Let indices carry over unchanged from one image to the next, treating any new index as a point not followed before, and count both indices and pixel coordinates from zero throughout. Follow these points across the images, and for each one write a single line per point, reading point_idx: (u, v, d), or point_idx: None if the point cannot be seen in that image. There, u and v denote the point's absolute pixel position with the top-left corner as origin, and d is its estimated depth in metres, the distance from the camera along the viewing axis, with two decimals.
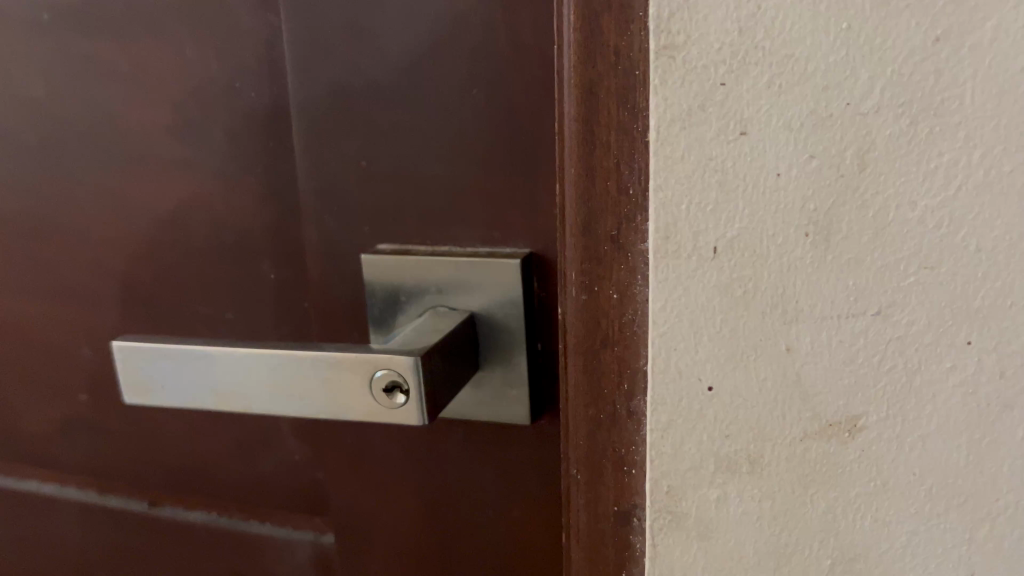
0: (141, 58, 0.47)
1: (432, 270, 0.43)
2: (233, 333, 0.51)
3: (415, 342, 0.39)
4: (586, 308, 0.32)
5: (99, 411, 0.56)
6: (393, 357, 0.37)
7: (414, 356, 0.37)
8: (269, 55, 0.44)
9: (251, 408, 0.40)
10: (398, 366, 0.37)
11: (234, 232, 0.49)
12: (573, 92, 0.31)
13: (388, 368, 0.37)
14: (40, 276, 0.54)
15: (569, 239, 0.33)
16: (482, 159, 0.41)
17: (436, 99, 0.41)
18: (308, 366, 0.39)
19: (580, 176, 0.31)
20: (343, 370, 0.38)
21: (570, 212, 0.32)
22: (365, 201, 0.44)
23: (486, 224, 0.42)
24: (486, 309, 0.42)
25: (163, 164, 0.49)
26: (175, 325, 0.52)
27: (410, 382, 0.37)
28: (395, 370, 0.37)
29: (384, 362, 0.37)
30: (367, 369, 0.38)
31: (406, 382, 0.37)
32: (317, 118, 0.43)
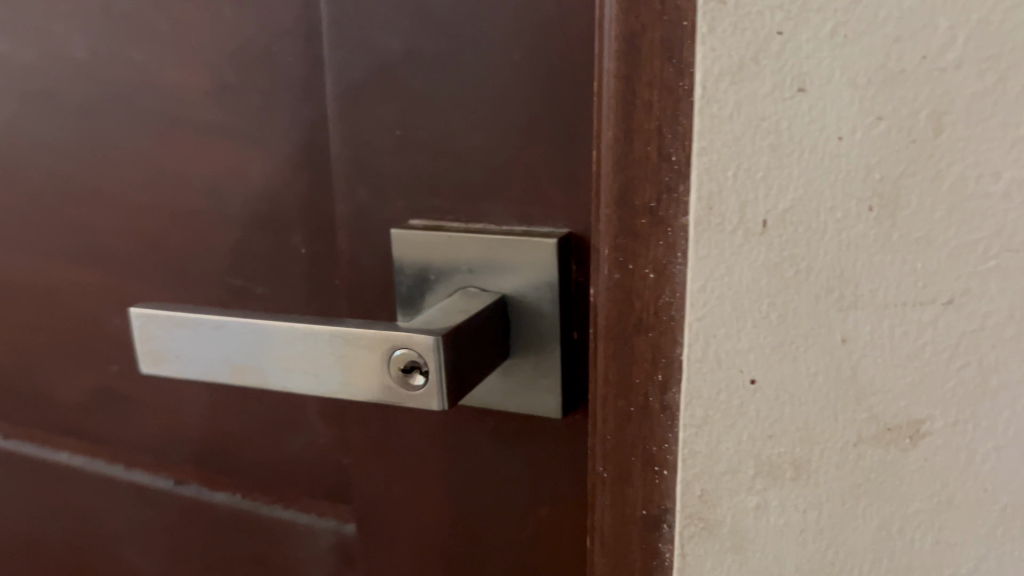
0: (181, 19, 0.45)
1: (465, 247, 0.40)
2: (263, 308, 0.49)
3: (439, 321, 0.36)
4: (618, 288, 0.29)
5: (132, 384, 0.55)
6: (413, 335, 0.35)
7: (436, 336, 0.34)
8: (307, 19, 0.42)
9: (266, 384, 0.38)
10: (418, 345, 0.34)
11: (268, 205, 0.47)
12: (614, 47, 0.28)
13: (407, 347, 0.35)
14: (80, 243, 0.53)
15: (602, 213, 0.30)
16: (520, 131, 0.38)
17: (475, 65, 0.38)
18: (326, 341, 0.36)
19: (619, 141, 0.28)
20: (362, 347, 0.36)
21: (606, 181, 0.29)
22: (399, 172, 0.41)
23: (523, 201, 0.39)
24: (519, 292, 0.39)
25: (201, 130, 0.47)
26: (206, 299, 0.51)
27: (430, 364, 0.34)
28: (415, 349, 0.35)
29: (404, 341, 0.35)
30: (386, 347, 0.35)
31: (426, 363, 0.35)
32: (354, 83, 0.41)
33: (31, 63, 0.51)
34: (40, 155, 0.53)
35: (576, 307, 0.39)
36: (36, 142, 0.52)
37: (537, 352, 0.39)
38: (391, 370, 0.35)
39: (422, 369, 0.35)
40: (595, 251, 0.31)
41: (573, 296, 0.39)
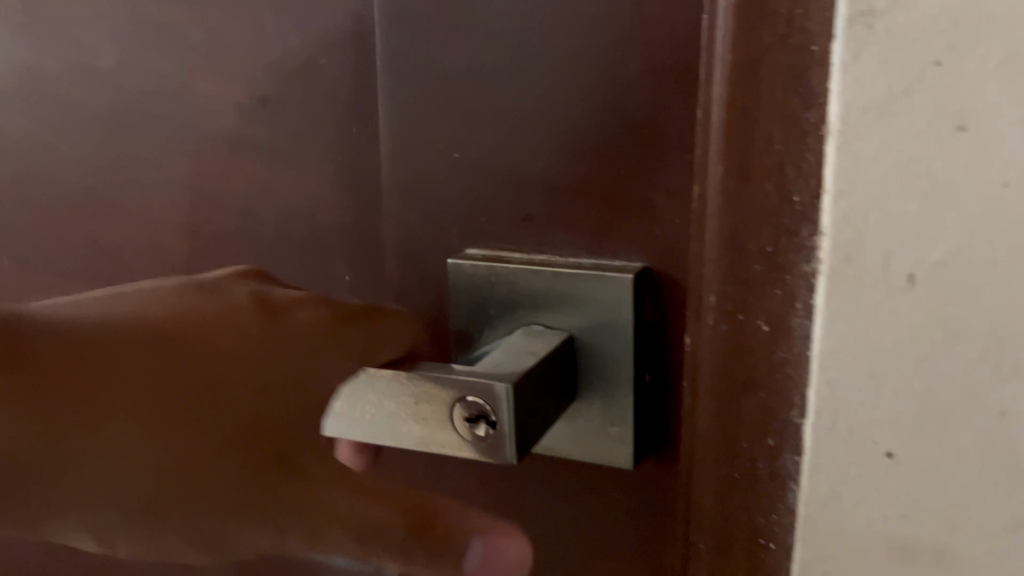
0: (218, 28, 0.42)
1: (529, 281, 0.37)
2: None
3: (506, 366, 0.33)
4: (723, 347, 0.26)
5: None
6: (479, 382, 0.31)
7: (505, 383, 0.31)
8: (355, 29, 0.39)
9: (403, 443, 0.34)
10: (485, 394, 0.31)
11: (306, 227, 0.43)
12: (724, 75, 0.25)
13: (473, 395, 0.32)
14: (103, 265, 0.50)
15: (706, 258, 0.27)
16: (591, 155, 0.35)
17: (544, 83, 0.35)
18: (382, 385, 0.33)
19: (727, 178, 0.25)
20: (422, 392, 0.33)
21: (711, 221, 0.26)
22: (454, 197, 0.38)
23: (593, 232, 0.36)
24: (588, 331, 0.36)
25: (235, 147, 0.43)
26: None
27: (498, 414, 0.31)
28: (482, 398, 0.31)
29: (469, 388, 0.31)
30: (446, 393, 0.32)
31: (495, 414, 0.31)
32: (408, 101, 0.38)
33: (53, 73, 0.47)
34: (60, 171, 0.49)
35: (651, 347, 0.35)
36: (55, 156, 0.49)
37: (607, 396, 0.36)
38: (454, 417, 0.32)
39: (492, 419, 0.31)
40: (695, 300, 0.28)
41: (648, 335, 0.35)
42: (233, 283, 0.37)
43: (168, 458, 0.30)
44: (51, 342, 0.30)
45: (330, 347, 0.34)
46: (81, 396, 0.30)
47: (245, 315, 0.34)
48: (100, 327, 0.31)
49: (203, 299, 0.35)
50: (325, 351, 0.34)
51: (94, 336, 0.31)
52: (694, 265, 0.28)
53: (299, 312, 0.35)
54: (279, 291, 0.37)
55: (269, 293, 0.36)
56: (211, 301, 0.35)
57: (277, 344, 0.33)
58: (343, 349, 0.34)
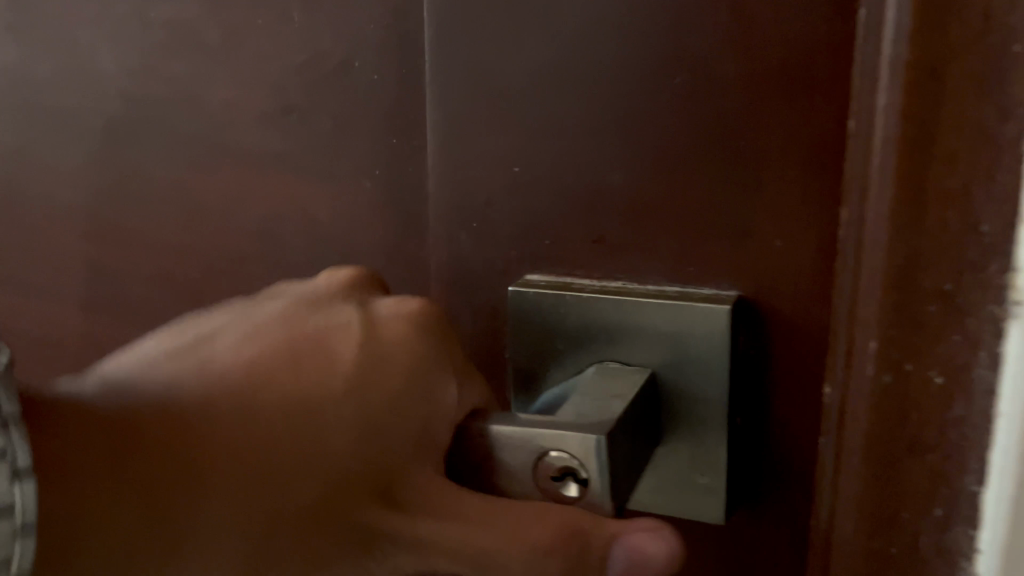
0: (237, 26, 0.37)
1: (603, 312, 0.32)
2: None
3: (590, 415, 0.29)
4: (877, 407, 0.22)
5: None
6: (565, 434, 0.27)
7: (596, 433, 0.27)
8: (401, 29, 0.34)
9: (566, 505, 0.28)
10: (573, 447, 0.27)
11: (338, 250, 0.38)
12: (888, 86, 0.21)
13: (558, 450, 0.28)
14: (103, 290, 0.45)
15: (856, 298, 0.23)
16: (679, 171, 0.31)
17: (623, 90, 0.31)
18: (457, 440, 0.30)
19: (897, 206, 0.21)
20: (500, 449, 0.29)
21: (867, 253, 0.22)
22: (511, 217, 0.34)
23: (677, 257, 0.32)
24: (674, 367, 0.32)
25: (255, 160, 0.39)
26: None
27: (590, 468, 0.27)
28: (567, 452, 0.27)
29: (553, 441, 0.28)
30: (528, 448, 0.28)
31: (584, 470, 0.27)
32: (460, 109, 0.34)
33: (48, 78, 0.42)
34: (55, 186, 0.44)
35: (751, 382, 0.32)
36: (50, 170, 0.44)
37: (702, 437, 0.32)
38: (537, 475, 0.28)
39: (582, 475, 0.27)
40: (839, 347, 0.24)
41: (748, 369, 0.31)
42: (328, 304, 0.33)
43: (291, 494, 0.27)
44: (205, 393, 0.28)
45: (430, 355, 0.31)
46: (264, 464, 0.27)
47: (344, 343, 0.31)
48: (180, 395, 0.28)
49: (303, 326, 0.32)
50: (424, 362, 0.31)
51: (197, 410, 0.28)
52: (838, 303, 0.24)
53: (384, 328, 0.32)
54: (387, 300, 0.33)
55: (371, 308, 0.33)
56: (302, 334, 0.31)
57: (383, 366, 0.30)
58: (445, 359, 0.31)
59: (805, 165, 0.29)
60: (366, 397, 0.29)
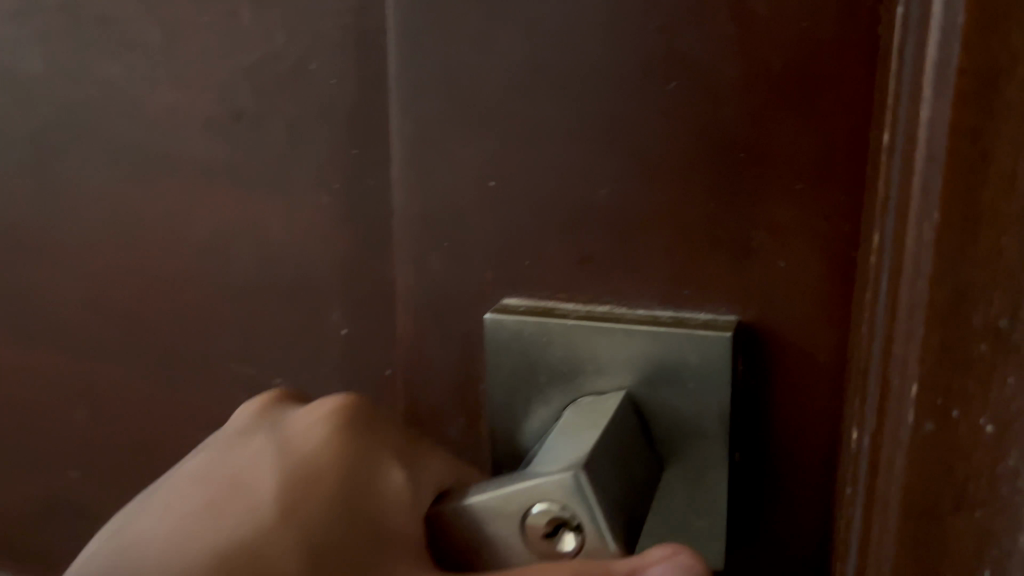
0: (178, 25, 0.34)
1: (589, 341, 0.29)
2: None
3: (563, 455, 0.26)
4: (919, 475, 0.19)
5: (99, 498, 0.42)
6: (546, 483, 0.25)
7: (573, 472, 0.24)
8: (361, 27, 0.31)
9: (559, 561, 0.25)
10: (558, 494, 0.24)
11: (293, 271, 0.35)
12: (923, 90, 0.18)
13: (543, 503, 0.25)
14: (33, 315, 0.41)
15: (881, 335, 0.20)
16: (672, 183, 0.28)
17: (612, 96, 0.28)
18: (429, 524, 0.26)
19: (945, 234, 0.17)
20: (476, 523, 0.26)
21: (891, 284, 0.20)
22: (485, 235, 0.31)
23: (670, 278, 0.29)
24: (667, 401, 0.29)
25: (200, 171, 0.35)
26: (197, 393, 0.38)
27: (578, 514, 0.24)
28: (551, 504, 0.25)
29: (535, 493, 0.25)
30: (511, 509, 0.25)
31: (575, 516, 0.24)
32: (428, 118, 0.31)
33: None
34: None
35: (755, 412, 0.29)
36: None
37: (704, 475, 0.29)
38: (527, 539, 0.25)
39: (573, 522, 0.25)
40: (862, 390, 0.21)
41: (751, 399, 0.29)
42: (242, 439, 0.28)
43: None
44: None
45: (361, 449, 0.27)
46: None
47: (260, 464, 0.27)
48: None
49: (212, 465, 0.27)
50: (359, 459, 0.27)
51: None
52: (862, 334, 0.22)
53: (301, 436, 0.28)
54: (300, 411, 0.29)
55: (285, 422, 0.29)
56: (219, 478, 0.26)
57: (311, 473, 0.26)
58: (383, 450, 0.28)
59: (817, 182, 0.27)
60: (303, 510, 0.25)
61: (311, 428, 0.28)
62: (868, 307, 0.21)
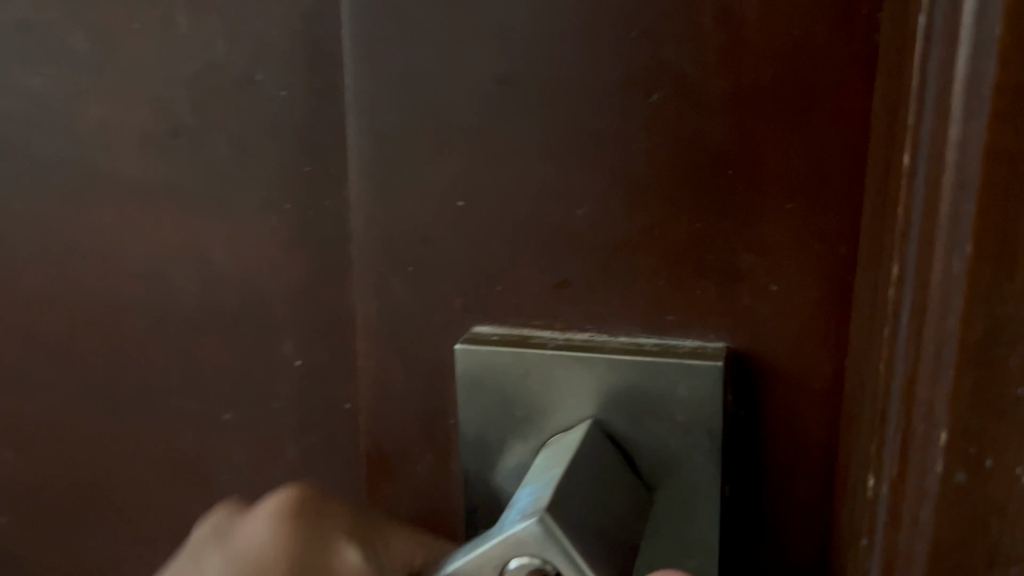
0: (108, 31, 0.31)
1: (571, 372, 0.27)
2: (232, 445, 0.34)
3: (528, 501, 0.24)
4: (943, 547, 0.16)
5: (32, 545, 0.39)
6: (517, 535, 0.22)
7: (536, 516, 0.22)
8: (313, 35, 0.29)
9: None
10: (532, 544, 0.22)
11: (240, 300, 0.32)
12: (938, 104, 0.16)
13: (519, 556, 0.23)
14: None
15: (897, 377, 0.18)
16: (656, 202, 0.27)
17: (590, 109, 0.26)
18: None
19: (982, 271, 0.15)
20: None
21: (907, 318, 0.17)
22: (454, 259, 0.29)
23: (654, 303, 0.27)
24: (654, 434, 0.27)
25: (135, 193, 0.32)
26: (136, 432, 0.35)
27: (555, 561, 0.22)
28: (526, 556, 0.22)
29: (509, 547, 0.23)
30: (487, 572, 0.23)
31: (553, 564, 0.22)
32: (390, 132, 0.28)
33: None
34: None
35: (747, 445, 0.27)
36: None
37: (693, 517, 0.27)
38: None
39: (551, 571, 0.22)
40: (878, 437, 0.19)
41: (744, 431, 0.27)
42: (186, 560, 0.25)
43: None
44: None
45: (308, 539, 0.25)
46: None
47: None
48: None
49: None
50: (308, 549, 0.24)
51: None
52: (874, 370, 0.20)
53: (244, 537, 0.25)
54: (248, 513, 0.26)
55: (233, 529, 0.26)
56: None
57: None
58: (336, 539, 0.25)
59: (813, 202, 0.25)
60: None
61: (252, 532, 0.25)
62: (885, 341, 0.19)
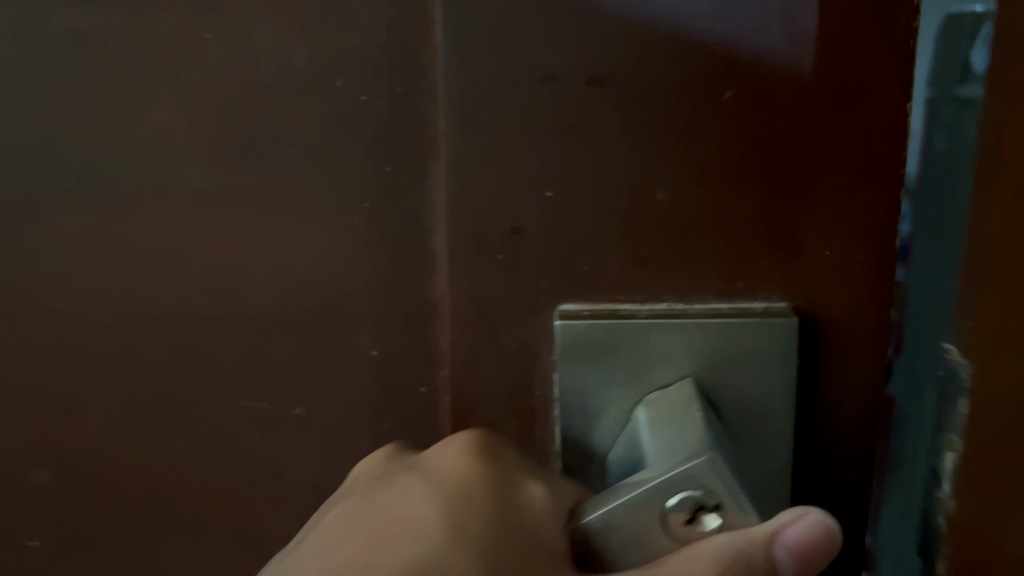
0: (181, 38, 0.31)
1: (662, 337, 0.31)
2: (302, 440, 0.35)
3: (679, 448, 0.28)
4: None
5: (67, 562, 0.38)
6: (684, 473, 0.26)
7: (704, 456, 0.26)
8: (398, 43, 0.31)
9: (706, 551, 0.25)
10: (697, 480, 0.26)
11: (317, 296, 0.33)
12: None
13: (682, 491, 0.26)
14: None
15: None
16: (727, 185, 0.30)
17: (667, 105, 0.30)
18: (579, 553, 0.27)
19: None
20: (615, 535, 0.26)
21: None
22: (541, 244, 0.31)
23: (726, 272, 0.31)
24: (733, 383, 0.32)
25: (206, 198, 0.33)
26: (197, 437, 0.35)
27: (718, 493, 0.26)
28: (692, 491, 0.26)
29: (674, 485, 0.26)
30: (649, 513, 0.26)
31: (714, 497, 0.26)
32: (479, 131, 0.31)
33: None
34: None
35: (808, 388, 0.32)
36: None
37: (766, 451, 0.32)
38: (672, 533, 0.26)
39: (714, 503, 0.26)
40: None
41: (806, 376, 0.32)
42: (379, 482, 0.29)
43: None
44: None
45: (496, 471, 0.28)
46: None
47: (405, 498, 0.27)
48: None
49: (355, 511, 0.27)
50: (500, 472, 0.28)
51: None
52: None
53: (439, 463, 0.28)
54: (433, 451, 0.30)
55: (422, 460, 0.29)
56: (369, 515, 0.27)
57: (461, 497, 0.27)
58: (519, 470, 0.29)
59: (865, 180, 0.30)
60: (464, 527, 0.25)
61: (446, 458, 0.29)
62: None
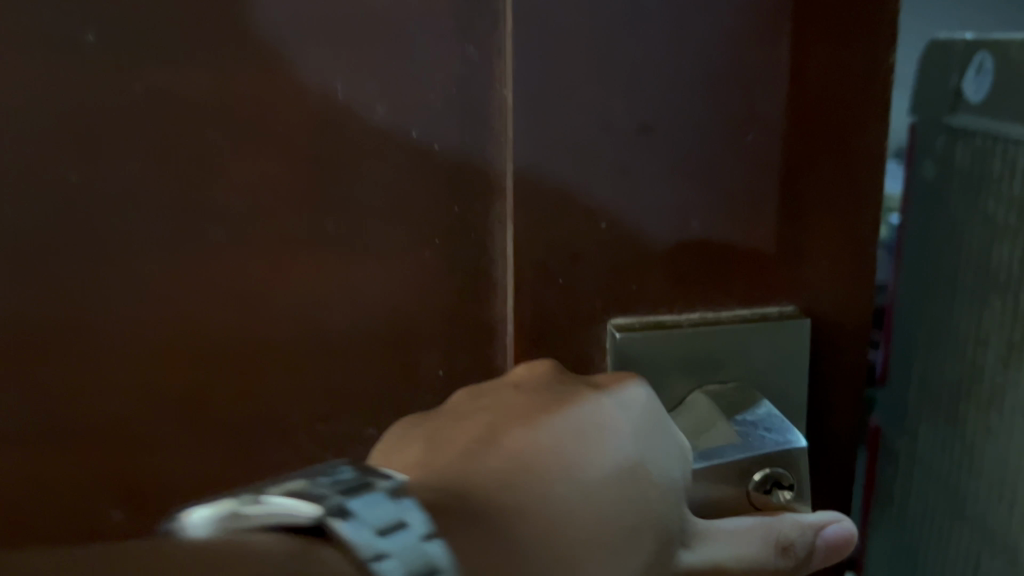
0: (265, 96, 0.34)
1: (705, 340, 0.37)
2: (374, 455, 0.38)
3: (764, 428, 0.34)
4: None
5: None
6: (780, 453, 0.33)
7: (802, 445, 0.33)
8: (470, 98, 0.35)
9: (781, 524, 0.31)
10: (786, 460, 0.33)
11: (391, 325, 0.37)
12: None
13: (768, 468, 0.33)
14: (38, 412, 0.37)
15: None
16: (749, 212, 0.36)
17: (701, 146, 0.35)
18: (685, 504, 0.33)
19: None
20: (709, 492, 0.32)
21: None
22: (597, 271, 0.36)
23: (747, 284, 0.37)
24: (760, 375, 0.38)
25: (288, 242, 0.36)
26: (275, 460, 0.38)
27: (797, 476, 0.33)
28: (779, 468, 0.33)
29: (762, 460, 0.33)
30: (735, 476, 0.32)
31: (792, 478, 0.33)
32: (543, 175, 0.35)
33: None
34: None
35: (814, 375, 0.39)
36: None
37: None
38: (751, 501, 0.33)
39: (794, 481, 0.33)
40: None
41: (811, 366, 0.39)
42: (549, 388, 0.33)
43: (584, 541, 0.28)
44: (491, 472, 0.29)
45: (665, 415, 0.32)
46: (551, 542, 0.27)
47: (597, 411, 0.31)
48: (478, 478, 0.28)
49: (549, 405, 0.31)
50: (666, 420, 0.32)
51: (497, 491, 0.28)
52: None
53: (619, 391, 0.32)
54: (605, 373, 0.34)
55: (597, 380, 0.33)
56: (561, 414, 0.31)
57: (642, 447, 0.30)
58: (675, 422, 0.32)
59: (854, 205, 0.37)
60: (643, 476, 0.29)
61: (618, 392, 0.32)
62: None
